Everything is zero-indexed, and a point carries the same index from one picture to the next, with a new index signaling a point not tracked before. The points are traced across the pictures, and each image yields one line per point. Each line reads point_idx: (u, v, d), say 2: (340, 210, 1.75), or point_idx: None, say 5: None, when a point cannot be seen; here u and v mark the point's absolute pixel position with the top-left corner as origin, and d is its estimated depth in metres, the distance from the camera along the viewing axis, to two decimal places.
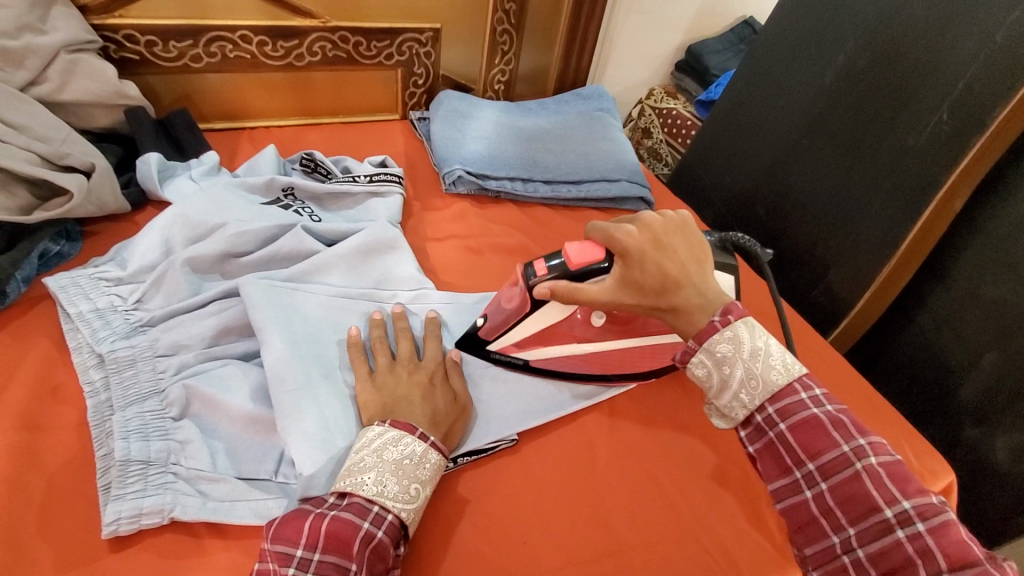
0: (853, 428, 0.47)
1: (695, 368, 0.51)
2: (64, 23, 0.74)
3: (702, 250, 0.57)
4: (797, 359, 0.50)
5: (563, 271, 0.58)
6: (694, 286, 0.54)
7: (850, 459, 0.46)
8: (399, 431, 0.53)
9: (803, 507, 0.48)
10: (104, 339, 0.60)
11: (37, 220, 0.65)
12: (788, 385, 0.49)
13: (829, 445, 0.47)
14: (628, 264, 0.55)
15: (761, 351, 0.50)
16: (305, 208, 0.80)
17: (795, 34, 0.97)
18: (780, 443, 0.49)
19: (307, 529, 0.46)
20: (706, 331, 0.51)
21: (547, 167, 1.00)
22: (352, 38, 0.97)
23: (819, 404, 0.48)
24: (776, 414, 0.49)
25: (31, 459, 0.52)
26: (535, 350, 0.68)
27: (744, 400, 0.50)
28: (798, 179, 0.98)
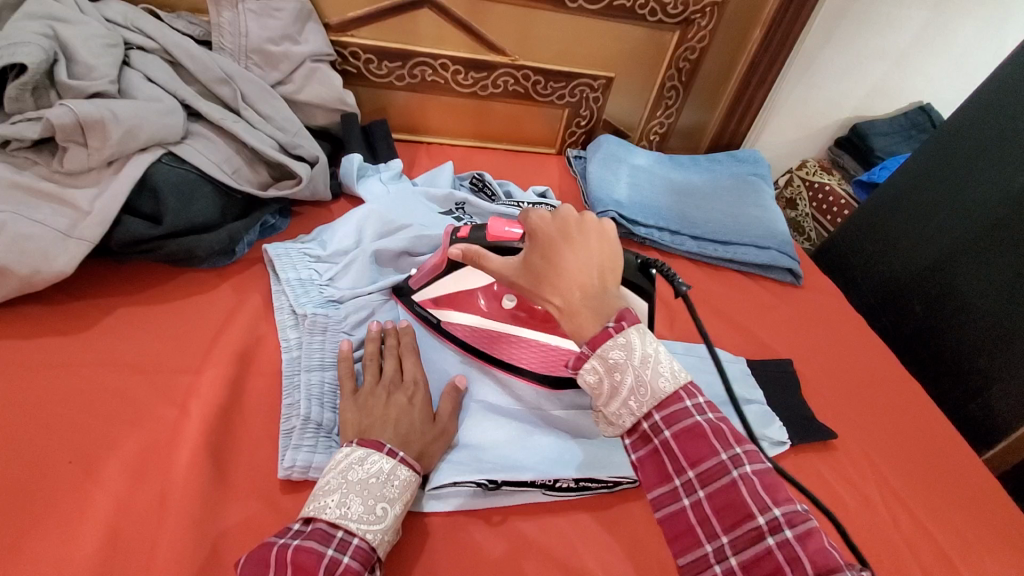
0: (731, 436, 0.45)
1: (585, 375, 0.47)
2: (314, 37, 0.88)
3: (615, 263, 0.52)
4: (684, 367, 0.48)
5: (481, 241, 0.62)
6: (592, 288, 0.50)
7: (727, 467, 0.44)
8: (365, 449, 0.53)
9: (681, 516, 0.45)
10: (303, 304, 0.70)
11: (271, 195, 0.77)
12: (673, 392, 0.47)
13: (710, 452, 0.45)
14: (533, 250, 0.52)
15: (651, 358, 0.46)
16: (473, 222, 0.87)
17: (984, 132, 0.91)
18: (665, 450, 0.46)
19: (273, 561, 0.45)
20: (599, 337, 0.47)
21: (695, 224, 1.02)
22: (533, 77, 1.06)
23: (702, 412, 0.46)
24: (661, 421, 0.46)
25: (237, 392, 0.61)
26: (446, 313, 0.71)
27: (632, 407, 0.47)
28: (966, 281, 0.92)
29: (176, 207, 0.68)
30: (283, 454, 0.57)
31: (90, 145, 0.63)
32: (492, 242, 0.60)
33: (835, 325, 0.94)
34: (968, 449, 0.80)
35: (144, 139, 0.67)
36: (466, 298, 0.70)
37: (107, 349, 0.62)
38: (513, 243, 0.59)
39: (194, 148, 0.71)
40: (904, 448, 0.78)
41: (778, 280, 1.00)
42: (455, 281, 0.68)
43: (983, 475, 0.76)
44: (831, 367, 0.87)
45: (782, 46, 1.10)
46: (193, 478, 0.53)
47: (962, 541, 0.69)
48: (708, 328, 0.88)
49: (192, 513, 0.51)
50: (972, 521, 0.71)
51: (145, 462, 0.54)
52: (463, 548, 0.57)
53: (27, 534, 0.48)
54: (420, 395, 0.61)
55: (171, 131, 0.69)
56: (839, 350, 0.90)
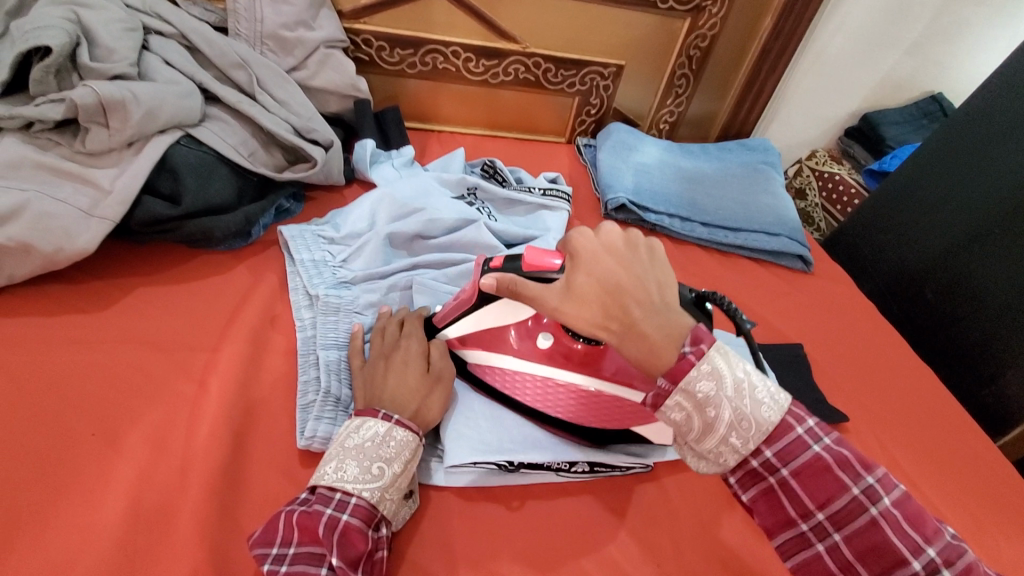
0: (857, 465, 0.45)
1: (670, 413, 0.46)
2: (328, 23, 0.88)
3: (667, 276, 0.52)
4: (783, 389, 0.47)
5: (518, 272, 0.56)
6: (654, 307, 0.49)
7: (863, 503, 0.43)
8: (361, 417, 0.53)
9: (817, 562, 0.45)
10: (317, 285, 0.71)
11: (286, 178, 0.78)
12: (782, 422, 0.45)
13: (839, 489, 0.44)
14: (575, 270, 0.52)
15: (745, 385, 0.45)
16: (485, 208, 0.88)
17: (999, 118, 0.90)
18: (784, 489, 0.45)
19: (280, 526, 0.48)
20: (679, 368, 0.46)
21: (705, 211, 1.02)
22: (544, 65, 1.06)
23: (818, 441, 0.45)
24: (775, 459, 0.45)
25: (253, 369, 0.62)
26: (478, 354, 0.66)
27: (734, 444, 0.46)
28: (980, 268, 0.91)
29: (194, 187, 0.69)
30: (302, 426, 0.58)
31: (111, 126, 0.65)
32: (526, 273, 0.54)
33: (847, 313, 0.94)
34: (981, 434, 0.80)
35: (163, 121, 0.68)
36: (492, 337, 0.65)
37: (128, 327, 0.63)
38: (552, 274, 0.53)
39: (211, 131, 0.73)
40: (916, 433, 0.78)
41: (789, 267, 1.01)
42: (483, 317, 0.63)
43: (997, 460, 0.76)
44: (842, 353, 0.87)
45: (794, 34, 1.10)
46: (213, 450, 0.54)
47: (975, 523, 0.69)
48: (719, 314, 0.89)
49: (212, 484, 0.52)
50: (986, 504, 0.71)
51: (166, 435, 0.55)
52: (480, 525, 0.58)
53: (54, 503, 0.49)
54: (414, 350, 0.60)
55: (189, 113, 0.70)
56: (850, 337, 0.90)
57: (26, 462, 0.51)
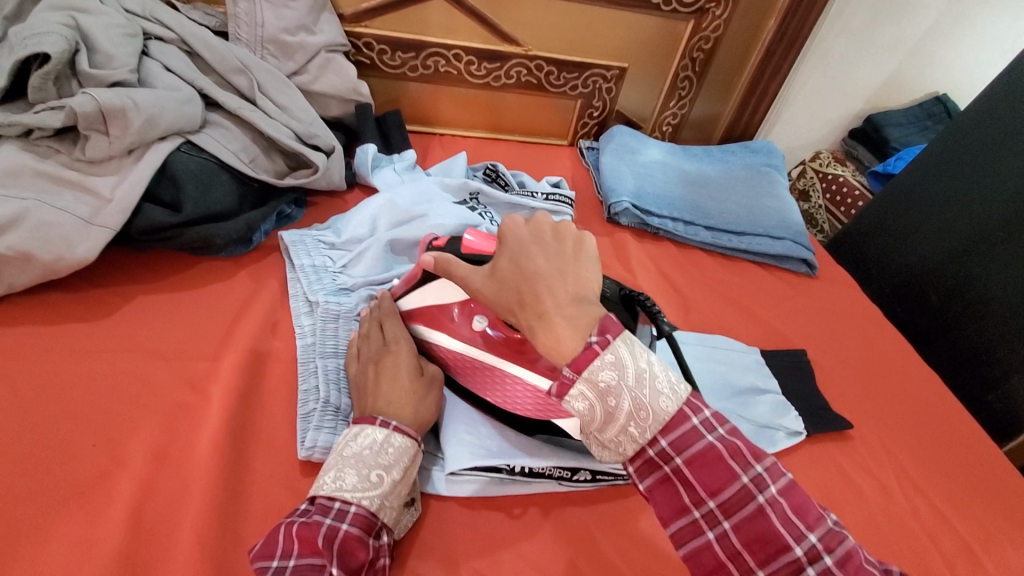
0: (748, 454, 0.42)
1: (573, 402, 0.43)
2: (329, 27, 0.88)
3: (592, 271, 0.47)
4: (684, 379, 0.44)
5: (455, 252, 0.59)
6: (565, 295, 0.45)
7: (751, 491, 0.41)
8: (359, 425, 0.53)
9: (707, 551, 0.42)
10: (317, 291, 0.70)
11: (287, 184, 0.77)
12: (678, 412, 0.42)
13: (729, 478, 0.41)
14: (500, 257, 0.49)
15: (646, 375, 0.42)
16: (487, 213, 0.87)
17: (1003, 122, 0.90)
18: (678, 478, 0.42)
19: (279, 538, 0.47)
20: (583, 357, 0.42)
21: (708, 214, 1.01)
22: (546, 67, 1.05)
23: (713, 430, 0.42)
24: (670, 448, 0.42)
25: (254, 379, 0.62)
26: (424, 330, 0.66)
27: (633, 434, 0.43)
28: (984, 273, 0.91)
29: (195, 194, 0.68)
30: (302, 437, 0.57)
31: (111, 133, 0.64)
32: (463, 255, 0.57)
33: (852, 317, 0.93)
34: (989, 441, 0.79)
35: (163, 128, 0.68)
36: (435, 315, 0.65)
37: (128, 336, 0.63)
38: (484, 255, 0.56)
39: (211, 137, 0.72)
40: (923, 440, 0.77)
41: (793, 271, 1.00)
42: (426, 292, 0.65)
43: (1005, 467, 0.76)
44: (848, 359, 0.86)
45: (798, 36, 1.09)
46: (213, 462, 0.54)
47: (984, 531, 0.68)
48: (723, 319, 0.88)
49: (213, 497, 0.52)
50: (994, 513, 0.71)
51: (166, 447, 0.55)
52: (483, 536, 0.57)
53: (53, 517, 0.49)
54: (404, 354, 0.60)
55: (189, 119, 0.70)
56: (856, 342, 0.89)
57: (25, 474, 0.51)
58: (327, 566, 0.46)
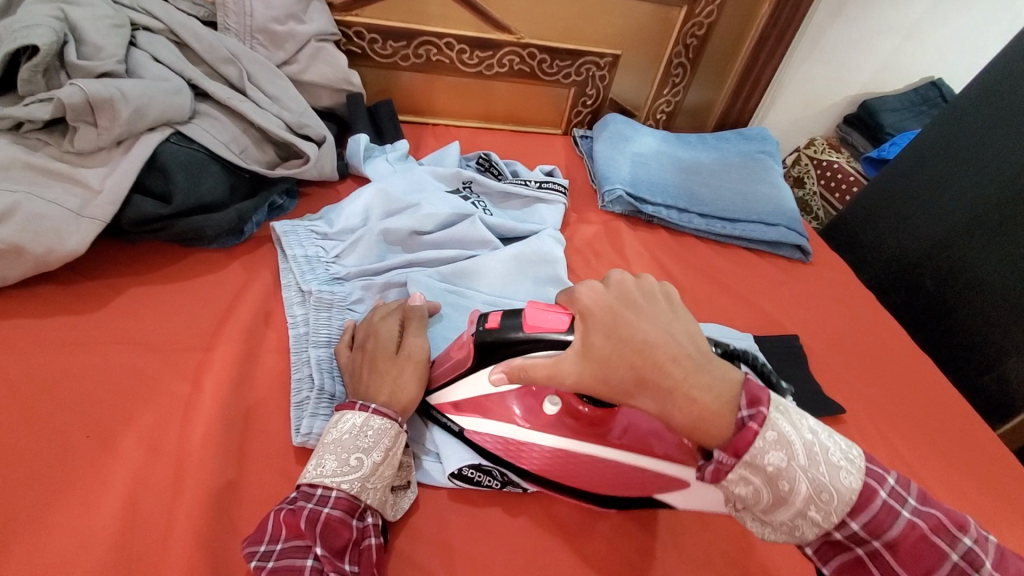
0: (949, 526, 0.42)
1: (735, 486, 0.42)
2: (318, 16, 0.87)
3: (692, 325, 0.49)
4: (854, 445, 0.43)
5: (516, 334, 0.52)
6: (690, 365, 0.45)
7: (965, 570, 0.40)
8: (340, 411, 0.54)
9: None
10: (309, 281, 0.70)
11: (278, 174, 0.77)
12: (866, 488, 0.41)
13: (937, 556, 0.41)
14: (591, 329, 0.49)
15: (815, 449, 0.42)
16: (480, 202, 0.87)
17: (1001, 106, 0.90)
18: (874, 559, 0.42)
19: (267, 524, 0.48)
20: (744, 439, 0.41)
21: (702, 201, 1.01)
22: (539, 55, 1.05)
23: (905, 504, 0.42)
24: (865, 531, 0.41)
25: (247, 368, 0.62)
26: (473, 419, 0.59)
27: (813, 517, 0.42)
28: (978, 256, 0.91)
29: (185, 185, 0.68)
30: (297, 424, 0.57)
31: (99, 125, 0.64)
32: (529, 338, 0.51)
33: (846, 302, 0.93)
34: (981, 423, 0.80)
35: (152, 119, 0.67)
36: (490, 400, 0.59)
37: (120, 328, 0.63)
38: (559, 336, 0.50)
39: (201, 128, 0.72)
40: (917, 423, 0.78)
41: (787, 257, 1.00)
42: (480, 384, 0.57)
43: (997, 449, 0.76)
44: (842, 343, 0.86)
45: (792, 21, 1.08)
46: (207, 450, 0.54)
47: (976, 512, 0.69)
48: (717, 305, 0.88)
49: (207, 485, 0.52)
50: (986, 493, 0.71)
51: (161, 436, 0.55)
52: (479, 521, 0.57)
53: (48, 506, 0.49)
54: (382, 334, 0.60)
55: (178, 110, 0.70)
56: (850, 327, 0.89)
57: (21, 465, 0.51)
58: (312, 547, 0.47)
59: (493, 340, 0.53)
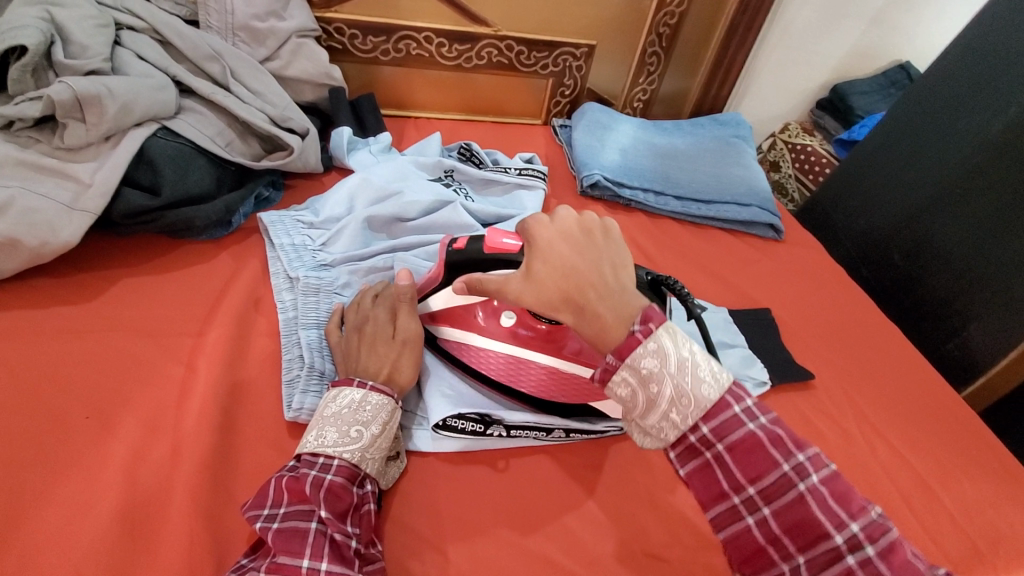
0: (791, 443, 0.44)
1: (617, 388, 0.46)
2: (298, 12, 0.90)
3: (624, 257, 0.51)
4: (726, 367, 0.46)
5: (478, 254, 0.58)
6: (607, 289, 0.48)
7: (793, 479, 0.43)
8: (338, 387, 0.56)
9: (747, 535, 0.44)
10: (297, 268, 0.73)
11: (263, 166, 0.79)
12: (720, 399, 0.45)
13: (771, 465, 0.43)
14: (531, 256, 0.50)
15: (688, 363, 0.45)
16: (462, 189, 0.90)
17: (960, 84, 0.94)
18: (718, 463, 0.45)
19: (270, 491, 0.51)
20: (627, 345, 0.45)
21: (678, 184, 1.04)
22: (516, 47, 1.08)
23: (753, 418, 0.45)
24: (711, 434, 0.45)
25: (239, 351, 0.64)
26: (453, 334, 0.66)
27: (675, 420, 0.45)
28: (941, 228, 0.95)
29: (173, 177, 0.70)
30: (288, 400, 0.60)
31: (88, 121, 0.66)
32: (487, 254, 0.57)
33: (817, 277, 0.97)
34: (946, 386, 0.84)
35: (138, 115, 0.69)
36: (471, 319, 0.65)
37: (115, 315, 0.65)
38: (512, 256, 0.55)
39: (187, 123, 0.74)
40: (884, 388, 0.81)
41: (760, 235, 1.04)
42: (451, 298, 0.63)
43: (961, 410, 0.80)
44: (813, 315, 0.90)
45: (760, 8, 1.11)
46: (203, 427, 0.57)
47: (940, 469, 0.73)
48: (693, 283, 0.92)
49: (203, 458, 0.55)
50: (949, 451, 0.75)
51: (158, 415, 0.58)
52: (465, 487, 0.60)
53: (51, 482, 0.51)
54: (380, 318, 0.63)
55: (164, 106, 0.72)
56: (821, 301, 0.93)
57: (23, 445, 0.53)
58: (316, 511, 0.49)
59: (460, 259, 0.59)
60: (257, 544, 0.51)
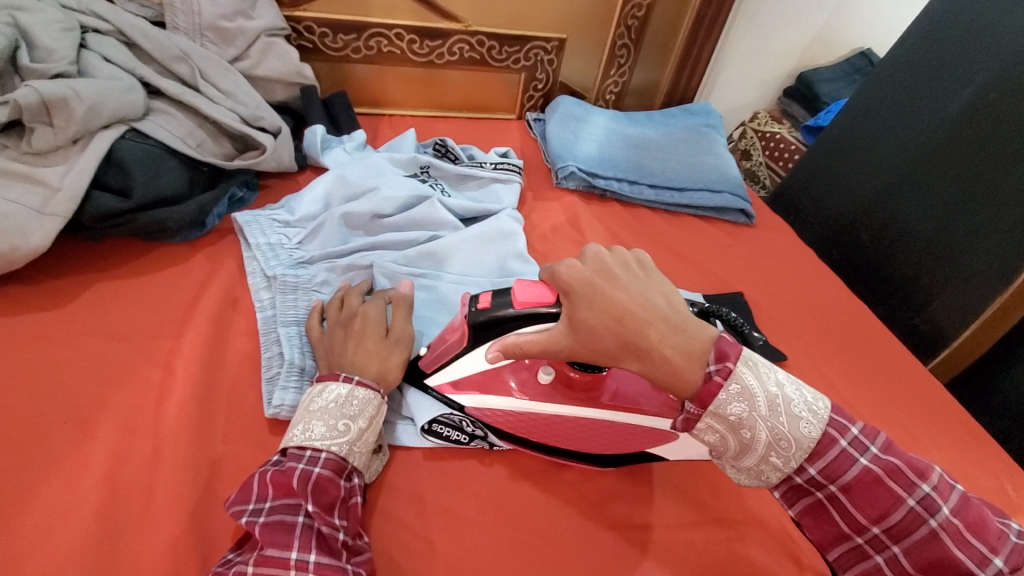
0: (909, 474, 0.46)
1: (705, 434, 0.49)
2: (267, 11, 0.89)
3: (667, 290, 0.54)
4: (820, 400, 0.48)
5: (505, 310, 0.56)
6: (664, 326, 0.50)
7: (920, 514, 0.44)
8: (324, 382, 0.57)
9: (877, 574, 0.46)
10: (274, 266, 0.73)
11: (235, 167, 0.79)
12: (823, 436, 0.46)
13: (893, 502, 0.45)
14: (571, 300, 0.53)
15: (778, 402, 0.47)
16: (438, 185, 0.91)
17: (920, 67, 0.97)
18: (833, 503, 0.47)
19: (254, 485, 0.51)
20: (708, 390, 0.47)
21: (652, 173, 1.06)
22: (487, 42, 1.09)
23: (864, 453, 0.46)
24: (822, 476, 0.46)
25: (217, 351, 0.64)
26: (473, 397, 0.62)
27: (774, 462, 0.47)
28: (906, 208, 0.98)
29: (144, 179, 0.70)
30: (268, 398, 0.60)
31: (56, 124, 0.65)
32: (518, 313, 0.56)
33: (788, 260, 1.00)
34: (913, 360, 0.87)
35: (106, 117, 0.69)
36: (490, 377, 0.62)
37: (88, 320, 0.64)
38: (545, 306, 0.55)
39: (157, 124, 0.73)
40: (854, 364, 0.84)
41: (733, 221, 1.06)
42: (477, 360, 0.61)
43: (927, 382, 0.83)
44: (785, 297, 0.93)
45: None
46: (184, 427, 0.57)
47: (908, 438, 0.76)
48: (668, 270, 0.93)
49: (184, 459, 0.55)
50: (917, 421, 0.78)
51: (136, 417, 0.57)
52: (449, 476, 0.61)
53: (29, 488, 0.51)
54: (370, 316, 0.63)
55: (132, 107, 0.71)
56: (792, 282, 0.96)
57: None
58: (302, 505, 0.50)
59: (485, 320, 0.57)
60: (243, 539, 0.51)
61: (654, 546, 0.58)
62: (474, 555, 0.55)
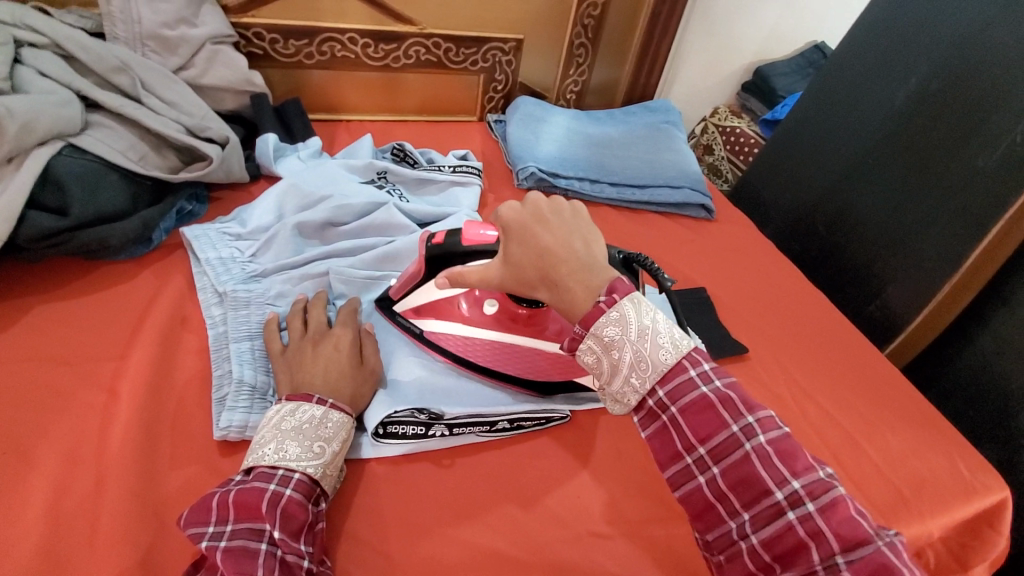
0: (741, 406, 0.46)
1: (584, 355, 0.49)
2: (212, 18, 0.86)
3: (594, 235, 0.55)
4: (685, 335, 0.48)
5: (456, 249, 0.60)
6: (577, 265, 0.52)
7: (739, 440, 0.45)
8: (295, 402, 0.55)
9: (698, 493, 0.46)
10: (225, 281, 0.71)
11: (181, 180, 0.77)
12: (676, 363, 0.47)
13: (720, 426, 0.45)
14: (508, 240, 0.55)
15: (648, 330, 0.47)
16: (396, 190, 0.89)
17: (865, 60, 1.00)
18: (673, 425, 0.47)
19: (214, 506, 0.49)
20: (592, 315, 0.48)
21: (612, 171, 1.07)
22: (444, 45, 1.07)
23: (708, 382, 0.46)
24: (665, 397, 0.47)
25: (165, 370, 0.62)
26: (429, 321, 0.69)
27: (635, 384, 0.47)
28: (859, 198, 1.01)
29: (82, 196, 0.67)
30: (217, 418, 0.59)
31: None
32: (465, 247, 0.60)
33: (747, 253, 1.01)
34: (869, 346, 0.89)
35: (41, 133, 0.66)
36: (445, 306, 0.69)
37: (26, 345, 0.62)
38: (489, 246, 0.59)
39: (96, 139, 0.71)
40: (812, 353, 0.86)
41: (693, 216, 1.07)
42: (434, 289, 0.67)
43: (882, 367, 0.85)
44: (745, 290, 0.94)
45: None
46: (129, 451, 0.55)
47: (865, 423, 0.77)
48: None
49: (129, 484, 0.53)
50: (873, 406, 0.80)
51: (78, 444, 0.55)
52: (408, 486, 0.60)
53: None
54: (345, 341, 0.62)
55: (68, 122, 0.68)
56: (752, 275, 0.97)
57: None
58: (267, 530, 0.48)
59: (440, 254, 0.61)
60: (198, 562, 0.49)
61: (615, 544, 0.58)
62: (433, 565, 0.55)
